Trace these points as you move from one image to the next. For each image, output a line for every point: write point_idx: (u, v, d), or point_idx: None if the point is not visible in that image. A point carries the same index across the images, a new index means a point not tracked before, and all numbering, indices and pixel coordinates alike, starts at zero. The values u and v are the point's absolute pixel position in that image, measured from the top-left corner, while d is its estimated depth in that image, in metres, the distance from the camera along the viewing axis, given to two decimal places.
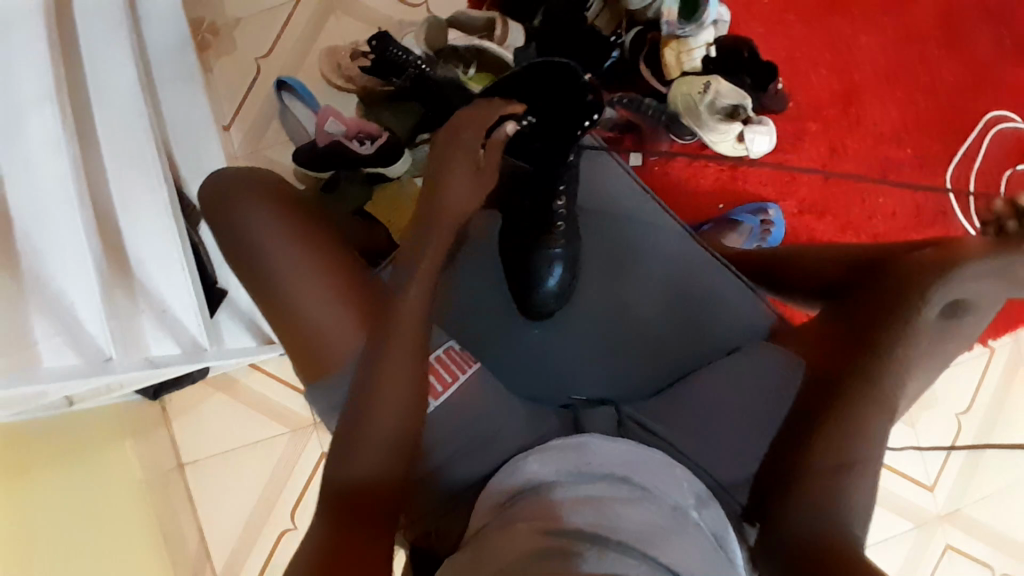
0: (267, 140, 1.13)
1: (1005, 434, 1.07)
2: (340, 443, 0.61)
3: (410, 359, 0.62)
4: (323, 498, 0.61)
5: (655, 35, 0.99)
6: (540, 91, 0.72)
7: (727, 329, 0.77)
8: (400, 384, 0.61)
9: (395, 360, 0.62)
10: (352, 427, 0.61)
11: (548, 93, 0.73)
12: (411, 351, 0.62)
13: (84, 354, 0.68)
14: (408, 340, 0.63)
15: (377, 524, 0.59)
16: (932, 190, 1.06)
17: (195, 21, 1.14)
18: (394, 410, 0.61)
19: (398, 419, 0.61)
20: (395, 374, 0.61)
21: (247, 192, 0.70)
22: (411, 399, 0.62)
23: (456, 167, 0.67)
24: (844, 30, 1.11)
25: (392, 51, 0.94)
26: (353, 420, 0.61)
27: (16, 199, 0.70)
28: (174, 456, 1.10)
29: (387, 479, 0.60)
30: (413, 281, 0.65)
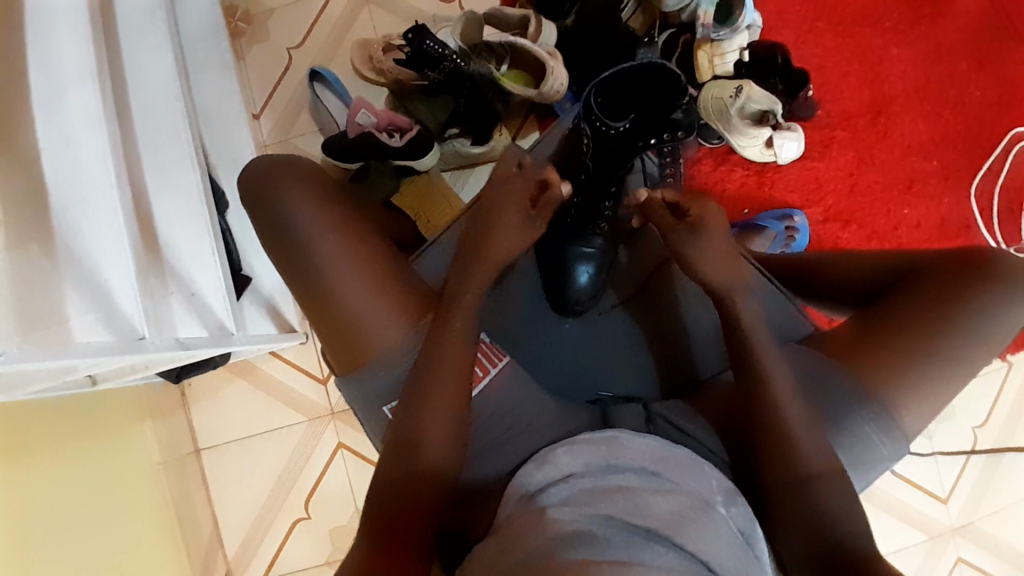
0: (296, 129, 1.14)
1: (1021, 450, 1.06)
2: (398, 449, 0.63)
3: (457, 375, 0.65)
4: (366, 501, 0.63)
5: (688, 38, 1.00)
6: (646, 89, 0.76)
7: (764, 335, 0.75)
8: (444, 404, 0.64)
9: (447, 379, 0.64)
10: (400, 435, 0.63)
11: (651, 95, 0.76)
12: (457, 374, 0.65)
13: (117, 332, 0.68)
14: (456, 363, 0.65)
15: (424, 519, 0.60)
16: (956, 204, 1.07)
17: (230, 9, 1.15)
18: (443, 423, 0.63)
19: (449, 429, 0.63)
20: (442, 390, 0.64)
21: (294, 186, 0.71)
22: (457, 416, 0.64)
23: (504, 216, 0.73)
24: (876, 41, 1.11)
25: (427, 44, 0.94)
26: (402, 426, 0.64)
27: (52, 169, 0.69)
28: (192, 441, 1.11)
29: (433, 488, 0.62)
30: (456, 303, 0.68)
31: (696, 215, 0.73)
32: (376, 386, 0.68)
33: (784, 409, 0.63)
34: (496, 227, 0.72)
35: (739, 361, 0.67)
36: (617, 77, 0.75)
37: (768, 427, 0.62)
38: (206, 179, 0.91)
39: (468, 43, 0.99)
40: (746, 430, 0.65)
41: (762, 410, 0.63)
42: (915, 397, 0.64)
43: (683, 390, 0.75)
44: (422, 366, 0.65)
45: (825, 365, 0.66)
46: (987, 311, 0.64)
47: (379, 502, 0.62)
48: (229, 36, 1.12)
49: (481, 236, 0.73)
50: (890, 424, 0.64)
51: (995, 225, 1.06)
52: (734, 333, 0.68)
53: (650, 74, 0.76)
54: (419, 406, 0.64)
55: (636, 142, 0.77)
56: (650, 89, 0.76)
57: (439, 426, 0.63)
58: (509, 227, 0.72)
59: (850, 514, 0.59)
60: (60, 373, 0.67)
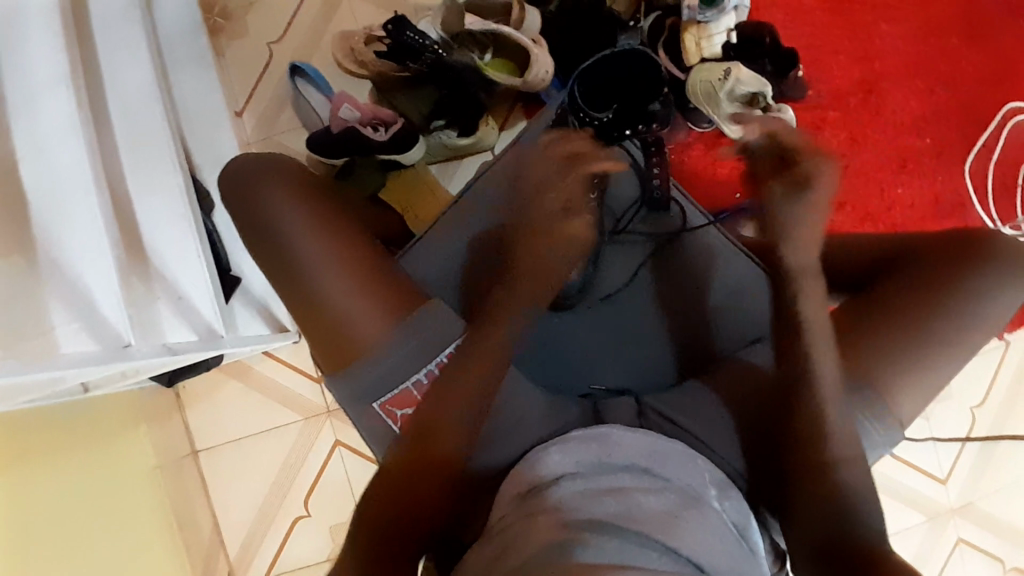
0: (280, 126, 1.12)
1: (1019, 428, 1.07)
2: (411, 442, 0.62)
3: (474, 379, 0.64)
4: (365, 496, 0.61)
5: (671, 22, 0.99)
6: (616, 76, 0.87)
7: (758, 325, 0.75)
8: (468, 397, 0.64)
9: (470, 372, 0.65)
10: (416, 427, 0.63)
11: (623, 87, 0.88)
12: (485, 374, 0.65)
13: (103, 341, 0.66)
14: (488, 362, 0.65)
15: (420, 518, 0.59)
16: (950, 182, 1.07)
17: (207, 5, 1.12)
18: (457, 417, 0.63)
19: (457, 426, 0.63)
20: (464, 388, 0.64)
21: (276, 182, 0.71)
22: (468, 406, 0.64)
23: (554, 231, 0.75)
24: (866, 18, 1.09)
25: (408, 35, 0.93)
26: (421, 421, 0.63)
27: (31, 179, 0.68)
28: (188, 444, 1.10)
29: (431, 482, 0.60)
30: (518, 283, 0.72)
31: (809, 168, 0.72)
32: (367, 380, 0.66)
33: (817, 356, 0.63)
34: (538, 244, 0.75)
35: None
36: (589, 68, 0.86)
37: (801, 386, 0.63)
38: (189, 180, 0.88)
39: (450, 33, 0.96)
40: (813, 388, 0.62)
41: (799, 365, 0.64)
42: (910, 384, 0.63)
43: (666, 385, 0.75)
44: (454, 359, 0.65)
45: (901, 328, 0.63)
46: (982, 292, 0.64)
47: (379, 496, 0.60)
48: (207, 33, 1.10)
49: (537, 248, 0.74)
50: (886, 412, 0.62)
51: (990, 202, 1.06)
52: (785, 311, 0.69)
53: (615, 65, 0.87)
54: (438, 400, 0.64)
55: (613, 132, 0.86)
56: (626, 84, 0.88)
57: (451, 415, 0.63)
58: (553, 239, 0.75)
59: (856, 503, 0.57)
60: (48, 384, 0.66)
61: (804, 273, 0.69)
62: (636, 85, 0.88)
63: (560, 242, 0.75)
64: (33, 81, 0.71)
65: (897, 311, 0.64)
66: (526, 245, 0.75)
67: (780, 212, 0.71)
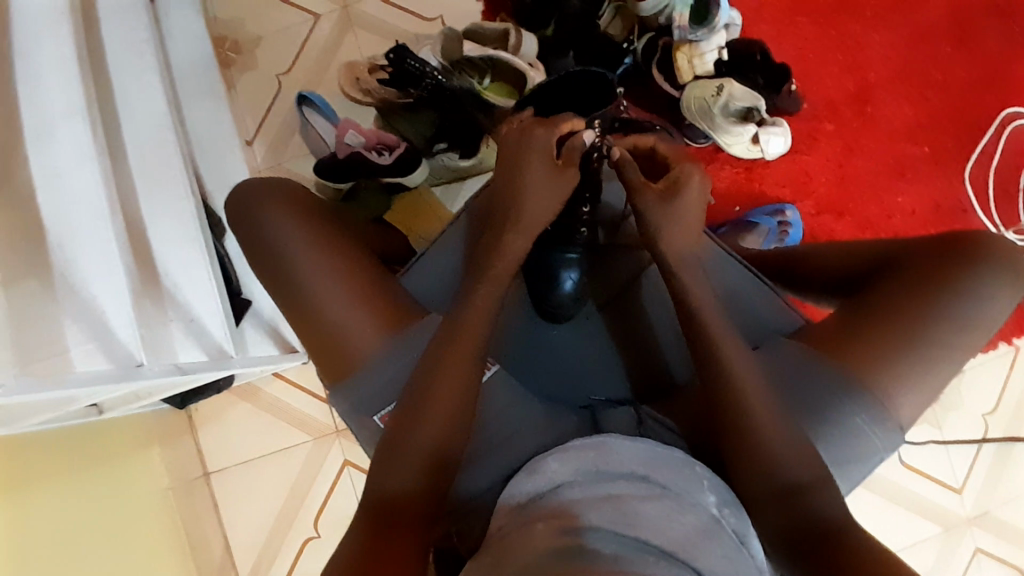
0: (289, 153, 1.16)
1: None
2: (389, 456, 0.62)
3: (457, 394, 0.64)
4: (360, 507, 0.62)
5: (667, 41, 1.01)
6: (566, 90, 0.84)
7: (762, 334, 0.74)
8: (449, 402, 0.63)
9: (446, 376, 0.64)
10: (394, 440, 0.63)
11: (574, 100, 0.85)
12: (461, 379, 0.64)
13: (116, 360, 0.69)
14: (462, 363, 0.65)
15: (413, 538, 0.59)
16: (951, 189, 1.07)
17: (218, 39, 1.17)
18: (439, 429, 0.62)
19: (441, 437, 0.62)
20: (446, 394, 0.63)
21: (273, 203, 0.73)
22: (453, 420, 0.63)
23: (537, 179, 0.74)
24: (858, 31, 1.11)
25: (409, 63, 0.95)
26: (398, 431, 0.63)
27: (48, 206, 0.72)
28: (200, 465, 1.11)
29: (416, 495, 0.61)
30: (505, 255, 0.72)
31: (677, 176, 0.75)
32: (363, 394, 0.69)
33: (728, 350, 0.65)
34: (527, 197, 0.74)
35: (703, 361, 0.66)
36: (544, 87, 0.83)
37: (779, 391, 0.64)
38: (202, 207, 0.92)
39: (450, 60, 1.01)
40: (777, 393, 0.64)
41: (714, 365, 0.65)
42: (907, 387, 0.63)
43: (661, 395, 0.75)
44: (430, 362, 0.64)
45: (895, 332, 0.63)
46: (975, 292, 0.63)
47: (369, 509, 0.61)
48: (219, 66, 1.14)
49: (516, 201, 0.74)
50: (881, 414, 0.63)
51: (991, 208, 1.06)
52: (684, 313, 0.69)
53: (570, 81, 0.83)
54: (415, 416, 0.63)
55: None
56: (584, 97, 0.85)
57: (432, 434, 0.62)
58: (538, 190, 0.74)
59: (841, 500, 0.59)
60: (61, 404, 0.69)
61: (690, 273, 0.71)
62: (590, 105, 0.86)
63: (537, 197, 0.74)
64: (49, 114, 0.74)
65: (884, 311, 0.64)
66: (515, 197, 0.74)
67: (657, 221, 0.73)
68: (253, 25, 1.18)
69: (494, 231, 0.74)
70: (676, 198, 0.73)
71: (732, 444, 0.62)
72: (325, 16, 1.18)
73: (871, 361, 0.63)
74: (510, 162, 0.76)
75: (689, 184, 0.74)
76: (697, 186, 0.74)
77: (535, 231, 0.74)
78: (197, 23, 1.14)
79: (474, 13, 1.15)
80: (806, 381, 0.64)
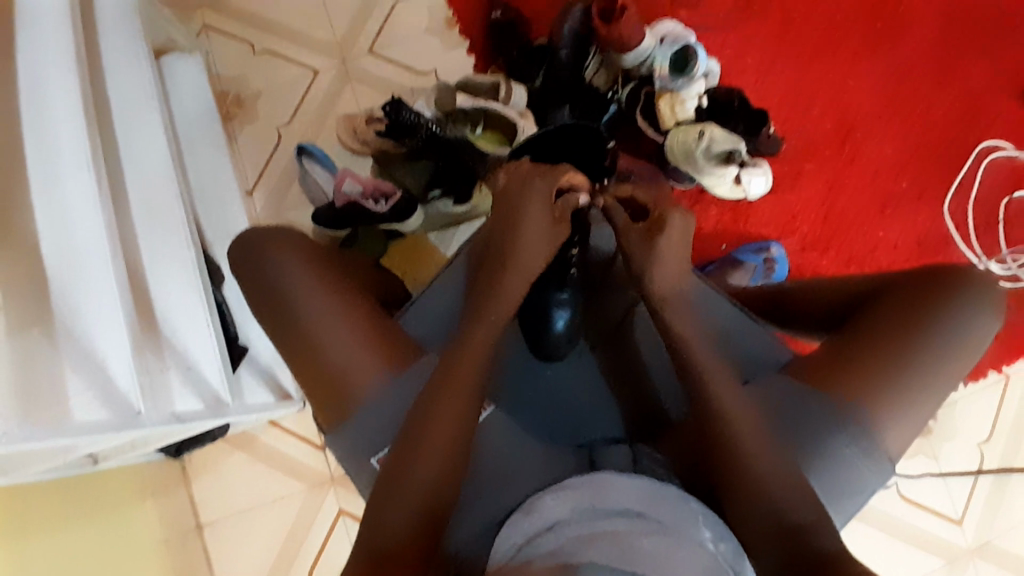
0: (288, 202, 1.19)
1: None
2: (388, 492, 0.62)
3: (455, 428, 0.65)
4: (357, 550, 0.61)
5: (649, 90, 1.07)
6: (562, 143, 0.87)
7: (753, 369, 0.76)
8: (448, 435, 0.64)
9: (445, 408, 0.65)
10: (393, 476, 0.63)
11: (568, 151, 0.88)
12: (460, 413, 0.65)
13: (115, 410, 0.70)
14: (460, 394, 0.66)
15: None
16: (931, 222, 1.11)
17: (221, 95, 1.23)
18: (438, 463, 0.63)
19: (440, 472, 0.63)
20: (444, 429, 0.64)
21: (278, 246, 0.75)
22: (453, 449, 0.64)
23: (537, 218, 0.77)
24: (833, 75, 1.16)
25: (404, 114, 0.99)
26: (398, 468, 0.63)
27: (53, 255, 0.74)
28: (193, 517, 1.08)
29: (415, 534, 0.60)
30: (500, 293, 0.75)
31: (661, 217, 0.77)
32: (363, 433, 0.69)
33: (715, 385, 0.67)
34: (524, 236, 0.77)
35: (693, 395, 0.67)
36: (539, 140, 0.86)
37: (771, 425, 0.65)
38: (202, 256, 0.93)
39: (445, 111, 1.06)
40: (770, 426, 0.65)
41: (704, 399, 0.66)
42: (894, 417, 0.64)
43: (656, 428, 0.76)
44: (430, 393, 0.66)
45: (880, 364, 0.65)
46: (955, 321, 0.65)
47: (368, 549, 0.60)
48: (221, 119, 1.19)
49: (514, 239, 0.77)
50: (870, 446, 0.64)
51: (972, 238, 1.10)
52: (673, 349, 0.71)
53: (565, 133, 0.87)
54: (415, 451, 0.63)
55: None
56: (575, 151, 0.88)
57: (433, 466, 0.63)
58: (535, 226, 0.77)
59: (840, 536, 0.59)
60: (58, 453, 0.69)
61: (677, 310, 0.73)
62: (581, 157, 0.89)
63: (535, 234, 0.77)
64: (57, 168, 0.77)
65: (869, 342, 0.66)
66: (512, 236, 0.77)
67: (648, 259, 0.76)
68: (254, 80, 1.23)
69: (490, 271, 0.77)
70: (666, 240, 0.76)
71: (727, 477, 0.63)
72: (324, 71, 1.23)
73: (858, 393, 0.64)
74: (507, 200, 0.79)
75: (673, 224, 0.77)
76: (678, 226, 0.77)
77: (529, 271, 0.77)
78: (201, 80, 1.19)
79: (466, 65, 1.21)
80: (797, 415, 0.65)
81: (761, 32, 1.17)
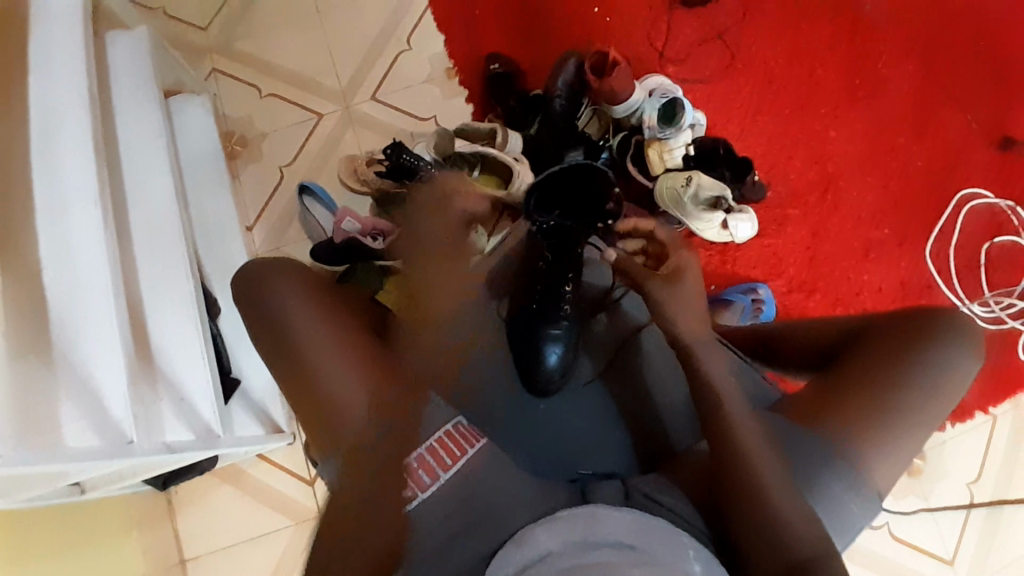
0: (288, 238, 1.22)
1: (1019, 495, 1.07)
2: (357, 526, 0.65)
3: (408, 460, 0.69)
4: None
5: (638, 140, 1.11)
6: (571, 183, 0.97)
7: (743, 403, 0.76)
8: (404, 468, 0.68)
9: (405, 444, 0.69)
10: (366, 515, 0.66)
11: (577, 192, 0.97)
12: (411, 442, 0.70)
13: (106, 437, 0.70)
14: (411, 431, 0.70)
15: None
16: (914, 266, 1.15)
17: (227, 134, 1.27)
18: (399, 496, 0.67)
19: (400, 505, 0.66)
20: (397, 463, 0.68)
21: (279, 275, 0.78)
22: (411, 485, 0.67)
23: (443, 267, 0.93)
24: (814, 127, 1.22)
25: (404, 157, 1.06)
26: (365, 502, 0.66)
27: (55, 282, 0.75)
28: (177, 552, 1.08)
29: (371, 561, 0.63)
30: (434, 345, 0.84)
31: (677, 262, 0.87)
32: (359, 463, 0.69)
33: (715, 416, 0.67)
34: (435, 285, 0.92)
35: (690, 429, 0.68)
36: (547, 179, 0.96)
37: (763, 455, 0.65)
38: (199, 288, 0.95)
39: (443, 154, 1.09)
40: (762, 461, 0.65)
41: None
42: (881, 453, 0.66)
43: (655, 462, 0.76)
44: (393, 427, 0.70)
45: (867, 399, 0.67)
46: (936, 359, 0.68)
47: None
48: (226, 157, 1.23)
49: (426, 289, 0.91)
50: (858, 481, 0.65)
51: (955, 282, 1.14)
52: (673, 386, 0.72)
53: (571, 173, 0.96)
54: (376, 485, 0.67)
55: (569, 227, 0.95)
56: (579, 192, 0.97)
57: (391, 498, 0.66)
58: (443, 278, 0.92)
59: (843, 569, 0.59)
60: (49, 479, 0.68)
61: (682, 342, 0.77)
62: (586, 194, 0.97)
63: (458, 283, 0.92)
64: (67, 199, 0.79)
65: (855, 378, 0.68)
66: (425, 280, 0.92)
67: (661, 295, 0.82)
68: (260, 121, 1.28)
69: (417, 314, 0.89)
70: (668, 275, 0.85)
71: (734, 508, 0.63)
72: (327, 114, 1.28)
73: (845, 428, 0.66)
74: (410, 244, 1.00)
75: (687, 268, 0.86)
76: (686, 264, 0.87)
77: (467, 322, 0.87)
78: (208, 120, 1.23)
79: (465, 112, 1.26)
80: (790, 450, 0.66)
81: (746, 87, 1.24)
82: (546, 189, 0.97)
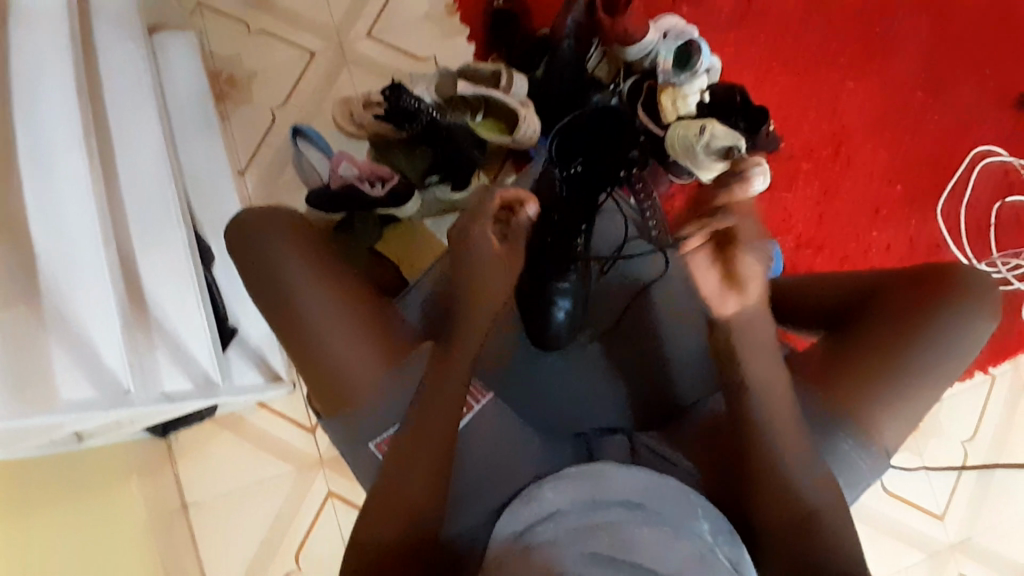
0: (281, 183, 1.17)
1: (1011, 455, 1.09)
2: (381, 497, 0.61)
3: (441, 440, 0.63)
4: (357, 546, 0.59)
5: (650, 84, 1.06)
6: (596, 130, 0.92)
7: None
8: (434, 438, 0.63)
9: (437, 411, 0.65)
10: (394, 484, 0.61)
11: (601, 135, 0.93)
12: (447, 418, 0.64)
13: (105, 387, 0.69)
14: (444, 407, 0.65)
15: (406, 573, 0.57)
16: (924, 224, 1.13)
17: (214, 73, 1.20)
18: (425, 469, 0.62)
19: (426, 489, 0.61)
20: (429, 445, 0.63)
21: (279, 234, 0.74)
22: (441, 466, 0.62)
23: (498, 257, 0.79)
24: (832, 78, 1.17)
25: (404, 100, 0.98)
26: (394, 475, 0.62)
27: (39, 234, 0.71)
28: (178, 496, 1.07)
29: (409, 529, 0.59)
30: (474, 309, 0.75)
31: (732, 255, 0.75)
32: (363, 426, 0.69)
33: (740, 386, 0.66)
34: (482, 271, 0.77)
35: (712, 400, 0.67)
36: (570, 123, 0.93)
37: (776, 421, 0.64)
38: (194, 236, 0.89)
39: (444, 97, 1.05)
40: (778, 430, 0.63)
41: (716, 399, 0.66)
42: (891, 413, 0.65)
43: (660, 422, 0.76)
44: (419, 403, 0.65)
45: (880, 361, 0.66)
46: (953, 318, 0.66)
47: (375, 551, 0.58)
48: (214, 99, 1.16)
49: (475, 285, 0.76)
50: (868, 440, 0.65)
51: (964, 242, 1.12)
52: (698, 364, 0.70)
53: (597, 121, 0.92)
54: (402, 464, 0.62)
55: (595, 172, 0.90)
56: (602, 138, 0.93)
57: (417, 477, 0.61)
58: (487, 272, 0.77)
59: (857, 542, 0.58)
60: (48, 431, 0.67)
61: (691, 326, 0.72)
62: (611, 136, 0.93)
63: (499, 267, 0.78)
64: (50, 144, 0.74)
65: (871, 340, 0.66)
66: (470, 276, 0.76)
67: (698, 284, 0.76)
68: (249, 59, 1.21)
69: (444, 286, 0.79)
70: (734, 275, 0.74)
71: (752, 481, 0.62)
72: (320, 54, 1.21)
73: (857, 389, 0.65)
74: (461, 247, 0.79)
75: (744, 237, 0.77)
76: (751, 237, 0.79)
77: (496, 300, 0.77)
78: (193, 57, 1.16)
79: (466, 55, 1.19)
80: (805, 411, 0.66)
81: (761, 33, 1.18)
82: (568, 140, 0.93)
